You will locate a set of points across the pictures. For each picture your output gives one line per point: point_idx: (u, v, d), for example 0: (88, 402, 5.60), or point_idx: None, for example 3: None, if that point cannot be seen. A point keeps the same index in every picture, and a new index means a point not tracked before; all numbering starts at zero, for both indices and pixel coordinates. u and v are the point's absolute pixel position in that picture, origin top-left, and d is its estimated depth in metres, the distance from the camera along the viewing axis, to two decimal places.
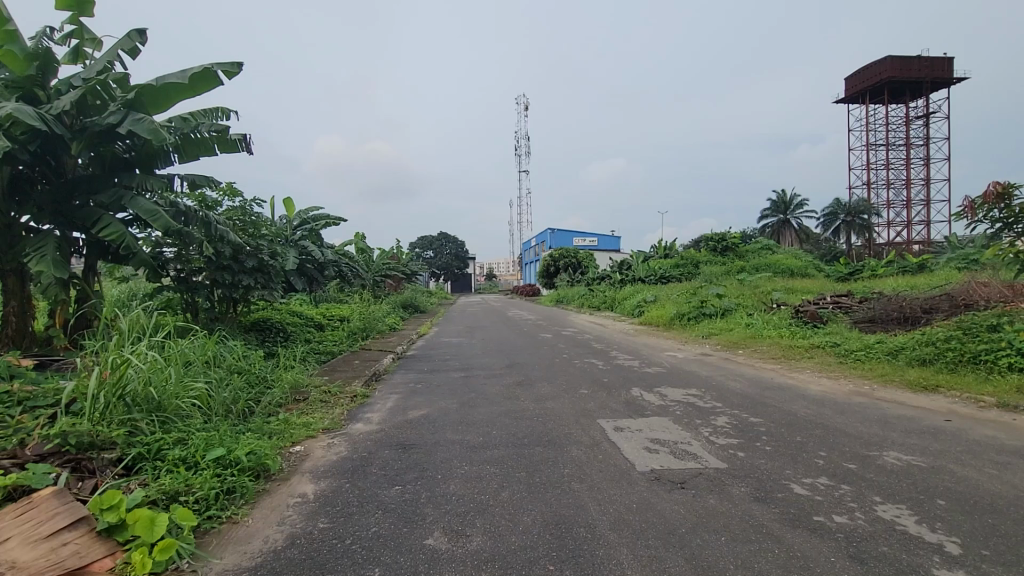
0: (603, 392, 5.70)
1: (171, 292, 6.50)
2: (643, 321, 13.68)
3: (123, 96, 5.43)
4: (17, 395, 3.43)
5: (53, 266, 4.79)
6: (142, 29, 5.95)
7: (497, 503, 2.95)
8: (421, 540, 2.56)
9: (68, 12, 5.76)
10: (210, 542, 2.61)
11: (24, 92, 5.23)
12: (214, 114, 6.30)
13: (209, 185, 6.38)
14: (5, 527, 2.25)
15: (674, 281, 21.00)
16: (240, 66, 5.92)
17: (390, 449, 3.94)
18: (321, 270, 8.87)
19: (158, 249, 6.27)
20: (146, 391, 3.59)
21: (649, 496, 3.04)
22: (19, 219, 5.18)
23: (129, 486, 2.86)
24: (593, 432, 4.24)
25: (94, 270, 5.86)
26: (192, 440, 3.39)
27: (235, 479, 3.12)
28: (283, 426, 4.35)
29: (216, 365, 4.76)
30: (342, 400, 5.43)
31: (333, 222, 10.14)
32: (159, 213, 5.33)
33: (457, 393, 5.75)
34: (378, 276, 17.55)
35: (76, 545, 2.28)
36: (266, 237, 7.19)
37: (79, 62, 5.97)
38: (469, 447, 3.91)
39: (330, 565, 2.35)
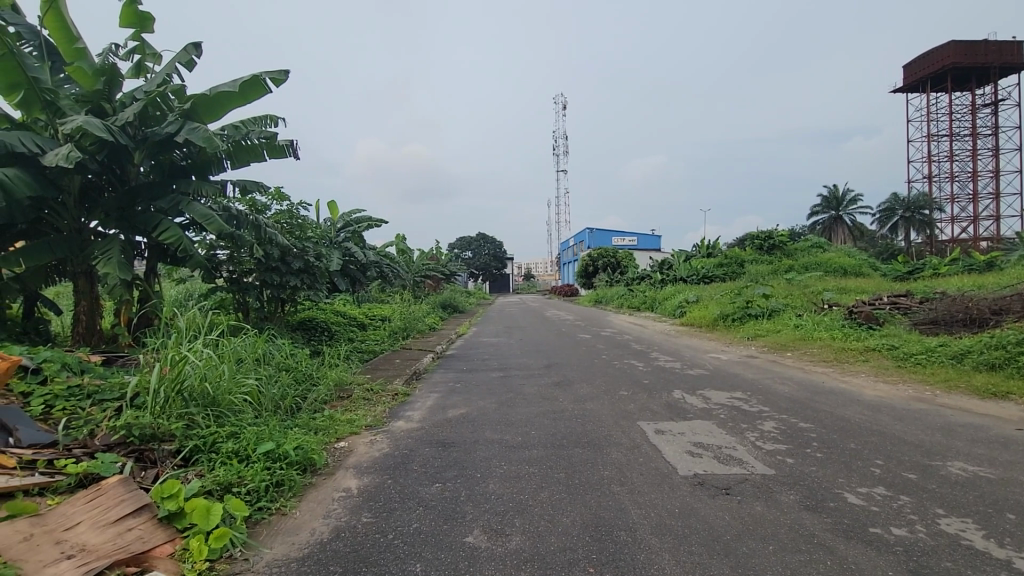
0: (644, 393, 5.61)
1: (224, 292, 6.81)
2: (686, 322, 13.37)
3: (180, 107, 5.75)
4: (87, 389, 3.68)
5: (119, 268, 5.11)
6: (197, 42, 6.26)
7: (535, 504, 2.94)
8: (460, 538, 2.58)
9: (131, 29, 6.13)
10: (261, 533, 2.72)
11: (93, 106, 5.58)
12: (264, 121, 6.56)
13: (259, 190, 6.67)
14: (77, 511, 2.43)
15: (718, 281, 20.42)
16: (286, 73, 6.14)
17: (429, 447, 4.00)
18: (364, 270, 9.09)
19: (212, 251, 6.59)
20: (202, 386, 3.78)
21: (692, 501, 2.96)
22: (88, 224, 5.57)
23: (186, 476, 3.02)
24: (633, 435, 4.17)
25: (155, 271, 6.22)
26: (244, 433, 3.54)
27: (284, 472, 3.24)
28: (328, 422, 4.48)
29: (265, 363, 4.96)
30: (384, 398, 5.55)
31: (375, 223, 10.40)
32: (213, 217, 5.61)
33: (495, 393, 5.76)
34: (418, 276, 17.86)
35: (140, 530, 2.43)
36: (312, 239, 7.42)
37: (142, 76, 6.34)
38: (508, 447, 3.92)
39: (374, 559, 2.41)
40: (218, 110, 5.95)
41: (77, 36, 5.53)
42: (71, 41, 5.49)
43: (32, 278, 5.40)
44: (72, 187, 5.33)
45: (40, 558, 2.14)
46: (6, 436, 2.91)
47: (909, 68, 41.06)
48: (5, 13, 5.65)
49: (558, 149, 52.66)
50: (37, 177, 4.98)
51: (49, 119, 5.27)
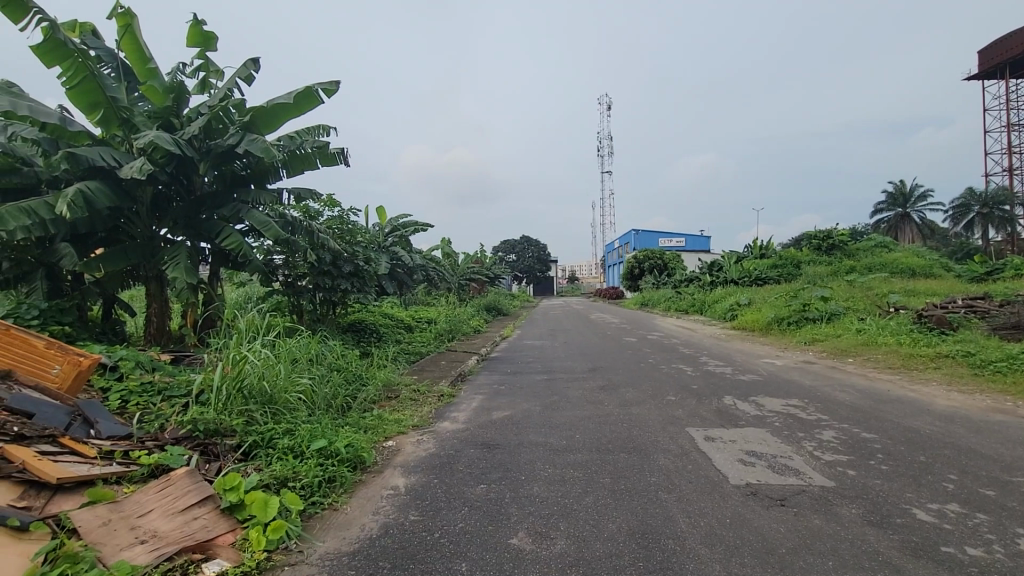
0: (692, 399, 5.45)
1: (280, 296, 7.13)
2: (737, 326, 12.91)
3: (241, 120, 6.07)
4: (158, 385, 3.95)
5: (185, 272, 5.45)
6: (256, 57, 6.59)
7: (581, 508, 2.92)
8: (505, 539, 2.60)
9: (197, 48, 6.54)
10: (314, 526, 2.82)
11: (163, 122, 5.96)
12: (317, 130, 6.83)
13: (313, 197, 6.95)
14: (150, 499, 2.60)
15: (772, 283, 19.61)
16: (338, 83, 6.38)
17: (475, 448, 4.03)
18: (411, 274, 9.31)
19: (269, 256, 6.91)
20: (261, 385, 3.97)
21: (745, 512, 2.85)
22: (159, 232, 5.97)
23: (246, 470, 3.19)
24: (682, 441, 4.06)
25: (218, 275, 6.58)
26: (299, 431, 3.68)
27: (335, 469, 3.36)
28: (377, 421, 4.61)
29: (318, 363, 5.15)
30: (430, 399, 5.65)
31: (422, 227, 10.62)
32: (271, 224, 5.90)
33: (540, 396, 5.75)
34: (463, 278, 18.10)
35: (205, 519, 2.58)
36: (361, 244, 7.66)
37: (207, 92, 6.74)
38: (553, 450, 3.91)
39: (421, 556, 2.46)
40: (275, 121, 6.25)
41: (149, 57, 5.95)
42: (144, 62, 5.92)
43: (110, 282, 5.83)
44: (145, 197, 5.73)
45: (117, 543, 2.32)
46: (89, 429, 3.16)
47: (984, 54, 38.20)
48: (87, 39, 6.14)
49: (603, 150, 51.93)
50: (115, 188, 5.38)
51: (125, 134, 5.69)
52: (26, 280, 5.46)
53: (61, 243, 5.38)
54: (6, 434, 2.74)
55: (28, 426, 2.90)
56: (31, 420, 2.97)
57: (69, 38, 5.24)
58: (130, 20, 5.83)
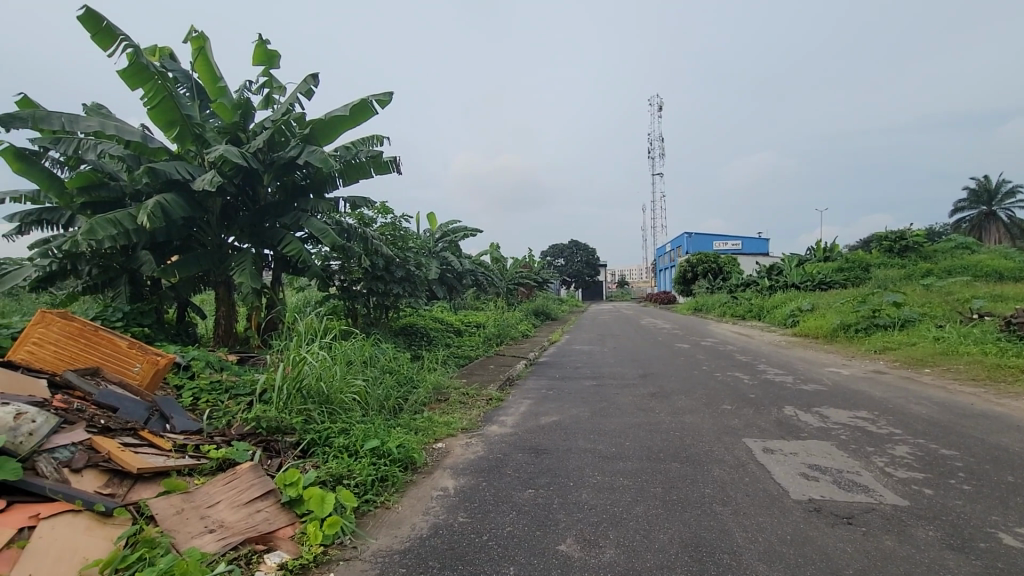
0: (750, 408, 5.23)
1: (337, 300, 7.40)
2: (799, 332, 12.28)
3: (301, 132, 6.38)
4: (226, 384, 4.20)
5: (250, 277, 5.78)
6: (315, 73, 6.91)
7: (631, 517, 2.86)
8: (553, 545, 2.58)
9: (262, 67, 6.93)
10: (368, 523, 2.91)
11: (231, 136, 6.35)
12: (371, 140, 7.07)
13: (367, 205, 7.20)
14: (218, 491, 2.76)
15: (837, 287, 18.53)
16: (391, 94, 6.59)
17: (523, 452, 4.03)
18: (460, 279, 9.45)
19: (326, 262, 7.20)
20: (318, 385, 4.14)
21: (807, 529, 2.70)
22: (227, 240, 6.35)
23: (305, 466, 3.33)
24: (738, 452, 3.90)
25: (280, 280, 6.94)
26: (353, 430, 3.80)
27: (387, 468, 3.44)
28: (427, 423, 4.69)
29: (371, 366, 5.30)
30: (479, 403, 5.70)
31: (471, 232, 10.78)
32: (328, 231, 6.16)
33: (589, 402, 5.68)
34: (512, 284, 18.18)
35: (267, 512, 2.72)
36: (412, 249, 7.85)
37: (270, 107, 7.13)
38: (602, 457, 3.85)
39: (470, 557, 2.49)
40: (332, 133, 6.52)
41: (219, 76, 6.37)
42: (215, 81, 6.34)
43: (184, 287, 6.26)
44: (215, 208, 6.12)
45: (189, 531, 2.48)
46: (164, 423, 3.40)
47: None
48: (166, 62, 6.64)
49: (654, 152, 50.84)
50: (189, 200, 5.79)
51: (198, 149, 6.10)
52: (113, 285, 5.96)
53: (142, 251, 5.84)
54: (95, 425, 2.99)
55: (113, 419, 3.15)
56: (115, 414, 3.23)
57: (150, 62, 5.69)
58: (202, 42, 6.26)
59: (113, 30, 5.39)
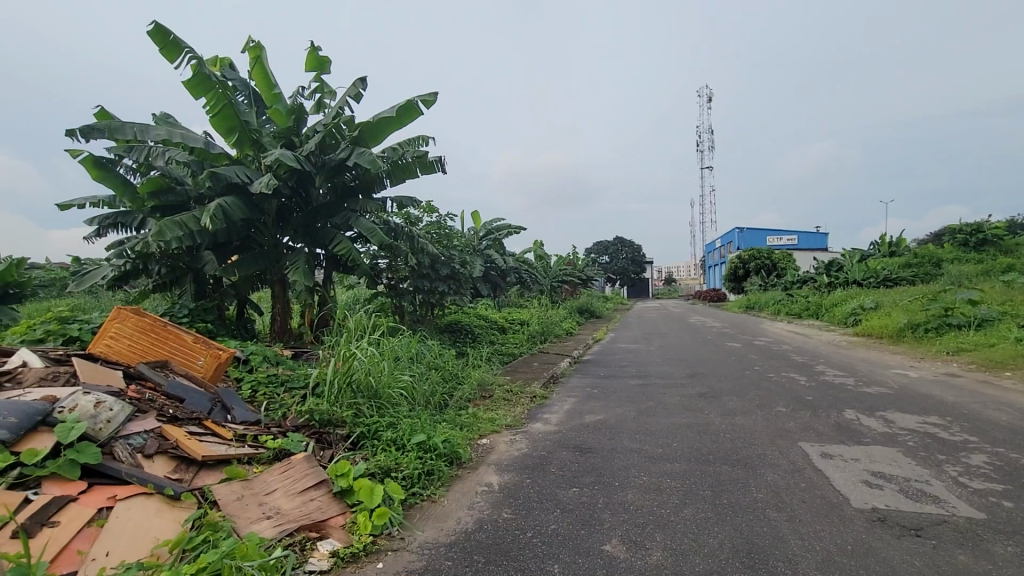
0: (806, 411, 4.99)
1: (384, 297, 7.58)
2: (862, 332, 11.62)
3: (351, 134, 6.57)
4: (282, 377, 4.40)
5: (304, 276, 6.02)
6: (364, 76, 7.11)
7: (678, 520, 2.79)
8: (597, 545, 2.55)
9: (314, 72, 7.19)
10: (415, 515, 2.98)
11: (286, 140, 6.62)
12: (417, 141, 7.20)
13: (413, 205, 7.34)
14: (275, 479, 2.90)
15: (904, 284, 17.39)
16: (436, 94, 6.68)
17: (567, 451, 4.01)
18: (504, 277, 9.49)
19: (375, 261, 7.39)
20: (367, 380, 4.26)
21: (870, 539, 2.55)
22: (282, 240, 6.63)
23: (355, 458, 3.44)
24: (794, 456, 3.73)
25: (331, 278, 7.18)
26: (400, 425, 3.88)
27: (434, 463, 3.50)
28: (472, 419, 4.74)
29: (418, 362, 5.40)
30: (523, 400, 5.71)
31: (514, 230, 10.80)
32: (376, 231, 6.33)
33: (634, 401, 5.58)
34: (555, 281, 18.11)
35: (320, 501, 2.83)
36: (457, 247, 7.95)
37: (322, 111, 7.39)
38: (648, 458, 3.77)
39: (515, 553, 2.49)
40: (380, 134, 6.69)
41: (274, 84, 6.65)
42: (270, 88, 6.62)
43: (243, 284, 6.56)
44: (271, 210, 6.40)
45: (248, 516, 2.61)
46: (226, 414, 3.60)
47: None
48: (226, 72, 6.99)
49: (704, 145, 49.25)
50: (247, 203, 6.08)
51: (255, 154, 6.40)
52: (179, 283, 6.35)
53: (205, 251, 6.18)
54: (164, 415, 3.20)
55: (181, 409, 3.36)
56: (182, 404, 3.44)
57: (212, 72, 6.01)
58: (259, 51, 6.56)
59: (179, 43, 5.73)
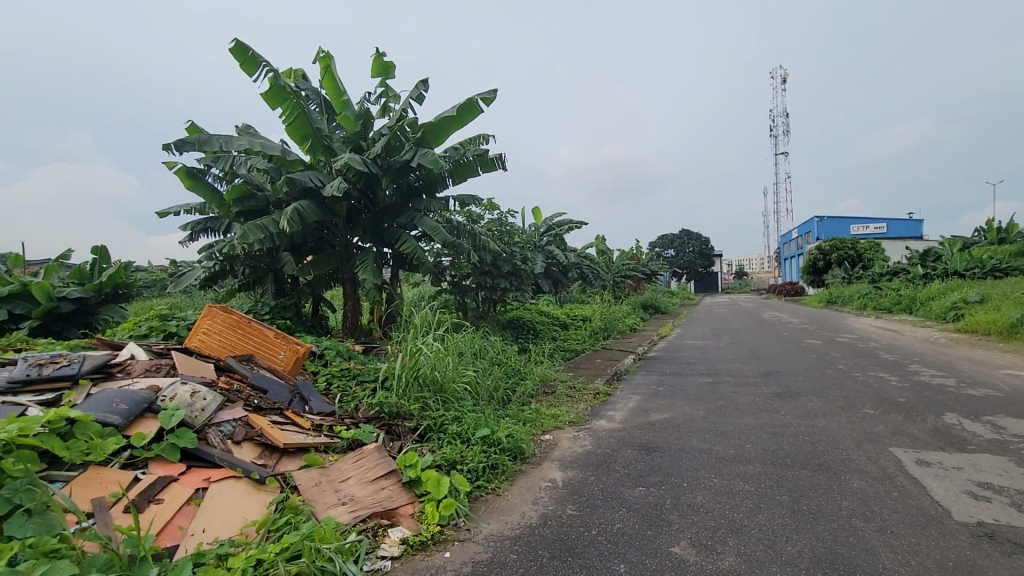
0: (898, 414, 4.59)
1: (448, 295, 7.74)
2: (964, 328, 10.52)
3: (414, 136, 6.75)
4: (354, 371, 4.61)
5: (372, 274, 6.28)
6: (426, 78, 7.27)
7: (753, 525, 2.65)
8: (665, 546, 2.48)
9: (379, 78, 7.45)
10: (480, 508, 3.03)
11: (354, 145, 6.91)
12: (478, 140, 7.30)
13: (475, 203, 7.46)
14: (348, 467, 3.04)
15: (1017, 274, 15.57)
16: (496, 91, 6.73)
17: (632, 449, 3.93)
18: (565, 272, 9.44)
19: (439, 258, 7.57)
20: (433, 374, 4.37)
21: (974, 556, 2.31)
22: (352, 240, 6.93)
23: (423, 450, 3.55)
24: (884, 462, 3.45)
25: (397, 277, 7.44)
26: (465, 419, 3.95)
27: (498, 457, 3.54)
28: (535, 415, 4.75)
29: (481, 357, 5.49)
30: (586, 397, 5.66)
31: (576, 225, 10.71)
32: (440, 230, 6.49)
33: (703, 400, 5.38)
34: (618, 276, 17.78)
35: (390, 490, 2.95)
36: (518, 244, 8.00)
37: (387, 115, 7.65)
38: (719, 459, 3.62)
39: (580, 550, 2.48)
40: (442, 134, 6.83)
41: (343, 91, 6.96)
42: (339, 95, 6.93)
43: (317, 283, 6.92)
44: (342, 211, 6.71)
45: (325, 501, 2.75)
46: (304, 405, 3.83)
47: None
48: (300, 83, 7.40)
49: (777, 130, 46.41)
50: (320, 205, 6.41)
51: (327, 159, 6.74)
52: (261, 283, 6.81)
53: (283, 253, 6.58)
54: (250, 404, 3.45)
55: (264, 399, 3.61)
56: (266, 395, 3.69)
57: (287, 83, 6.38)
58: (328, 61, 6.88)
59: (258, 58, 6.13)
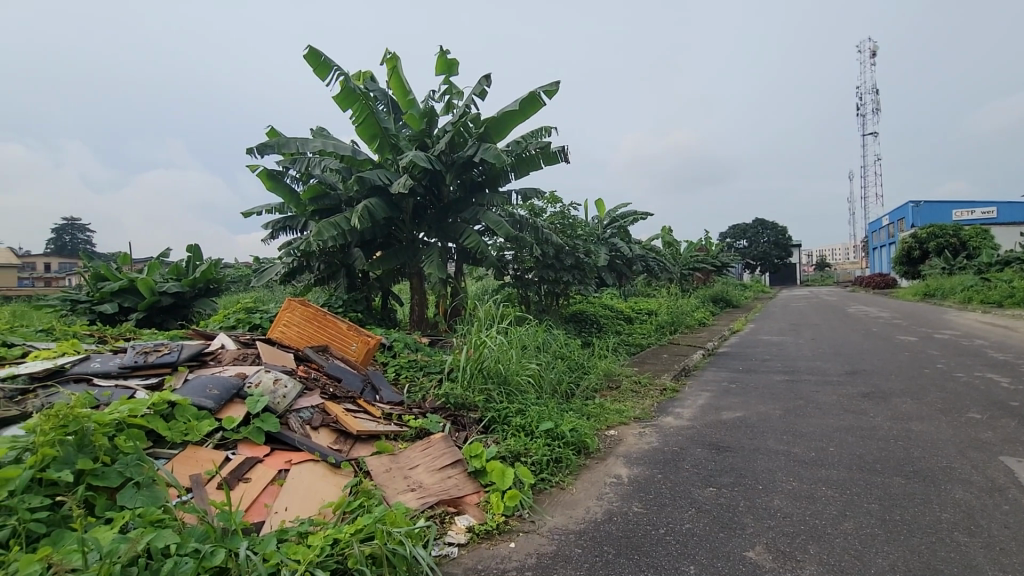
0: (1011, 419, 4.11)
1: (511, 288, 7.79)
2: None
3: (477, 131, 6.82)
4: (421, 362, 4.75)
5: (438, 268, 6.44)
6: (488, 74, 7.32)
7: (837, 533, 2.48)
8: (739, 550, 2.37)
9: (443, 75, 7.58)
10: (544, 501, 3.03)
11: (420, 142, 7.09)
12: (540, 133, 7.26)
13: (538, 196, 7.44)
14: (417, 455, 3.14)
15: None
16: (558, 83, 6.66)
17: (702, 448, 3.78)
18: (630, 265, 9.23)
19: (502, 252, 7.63)
20: (497, 366, 4.42)
21: None
22: (418, 236, 7.13)
23: (488, 441, 3.60)
24: (993, 472, 3.10)
25: (461, 271, 7.58)
26: (529, 412, 3.97)
27: (562, 450, 3.53)
28: (599, 410, 4.69)
29: (544, 351, 5.48)
30: (652, 392, 5.51)
31: (641, 216, 10.43)
32: (503, 224, 6.54)
33: (780, 399, 5.09)
34: (686, 269, 17.16)
35: (456, 479, 3.02)
36: (581, 237, 7.91)
37: (451, 112, 7.78)
38: (799, 461, 3.41)
39: (646, 549, 2.42)
40: (504, 128, 6.85)
41: (409, 90, 7.15)
42: (405, 94, 7.12)
43: (386, 277, 7.19)
44: (408, 208, 6.92)
45: (396, 487, 2.86)
46: (375, 394, 4.00)
47: None
48: (369, 84, 7.68)
49: (864, 109, 42.85)
50: (388, 203, 6.64)
51: (394, 157, 6.95)
52: (334, 278, 7.15)
53: (354, 249, 6.88)
54: (326, 392, 3.64)
55: (339, 388, 3.80)
56: (340, 383, 3.89)
57: (357, 86, 6.64)
58: (395, 62, 7.09)
59: (330, 63, 6.41)
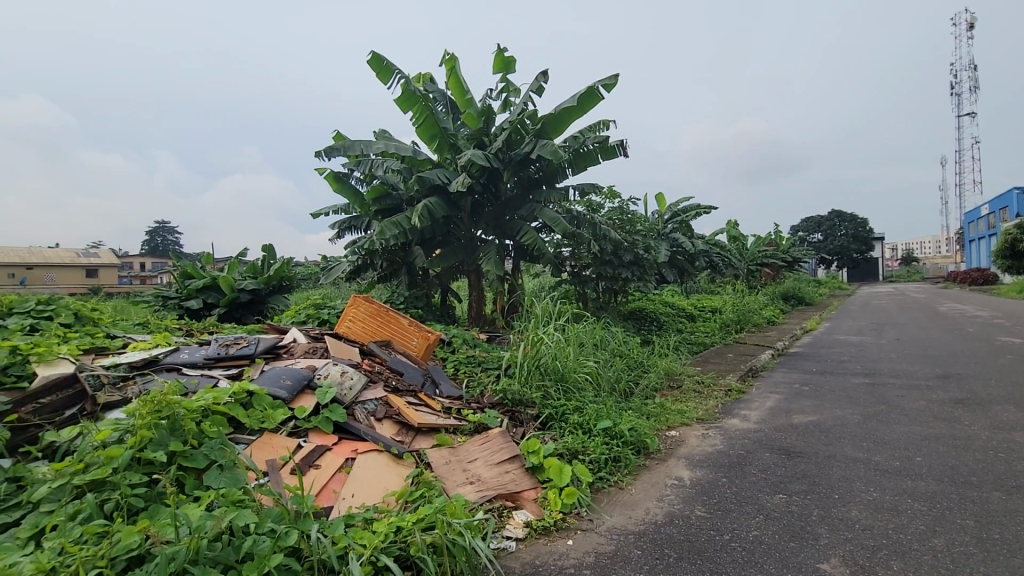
0: None
1: (568, 285, 7.74)
2: None
3: (534, 128, 6.81)
4: (479, 358, 4.82)
5: (495, 266, 6.49)
6: (546, 70, 7.29)
7: (924, 550, 2.28)
8: (812, 561, 2.24)
9: (500, 73, 7.63)
10: (603, 500, 2.99)
11: (477, 141, 7.18)
12: (598, 127, 7.15)
13: (596, 191, 7.34)
14: (475, 449, 3.19)
15: None
16: (617, 76, 6.53)
17: (771, 453, 3.59)
18: (692, 261, 8.91)
19: (559, 248, 7.59)
20: (555, 363, 4.40)
21: None
22: (476, 233, 7.23)
23: (545, 437, 3.60)
24: None
25: (518, 268, 7.61)
26: (587, 409, 3.93)
27: (621, 450, 3.46)
28: (660, 409, 4.57)
29: (602, 348, 5.40)
30: (716, 393, 5.30)
31: (704, 210, 10.04)
32: (560, 220, 6.50)
33: (859, 403, 4.74)
34: (753, 264, 16.36)
35: (514, 474, 3.04)
36: (640, 233, 7.73)
37: (508, 110, 7.81)
38: (880, 471, 3.16)
39: (710, 554, 2.33)
40: (561, 124, 6.81)
41: (467, 90, 7.24)
42: (463, 93, 7.22)
43: (445, 274, 7.36)
44: (466, 206, 7.02)
45: (455, 479, 2.92)
46: (435, 388, 4.10)
47: None
48: (428, 86, 7.86)
49: (958, 87, 39.03)
50: (447, 201, 6.78)
51: (452, 156, 7.08)
52: (396, 275, 7.39)
53: (415, 247, 7.07)
54: (389, 385, 3.77)
55: (401, 381, 3.92)
56: (402, 377, 4.02)
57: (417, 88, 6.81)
58: (453, 62, 7.21)
59: (391, 67, 6.62)
